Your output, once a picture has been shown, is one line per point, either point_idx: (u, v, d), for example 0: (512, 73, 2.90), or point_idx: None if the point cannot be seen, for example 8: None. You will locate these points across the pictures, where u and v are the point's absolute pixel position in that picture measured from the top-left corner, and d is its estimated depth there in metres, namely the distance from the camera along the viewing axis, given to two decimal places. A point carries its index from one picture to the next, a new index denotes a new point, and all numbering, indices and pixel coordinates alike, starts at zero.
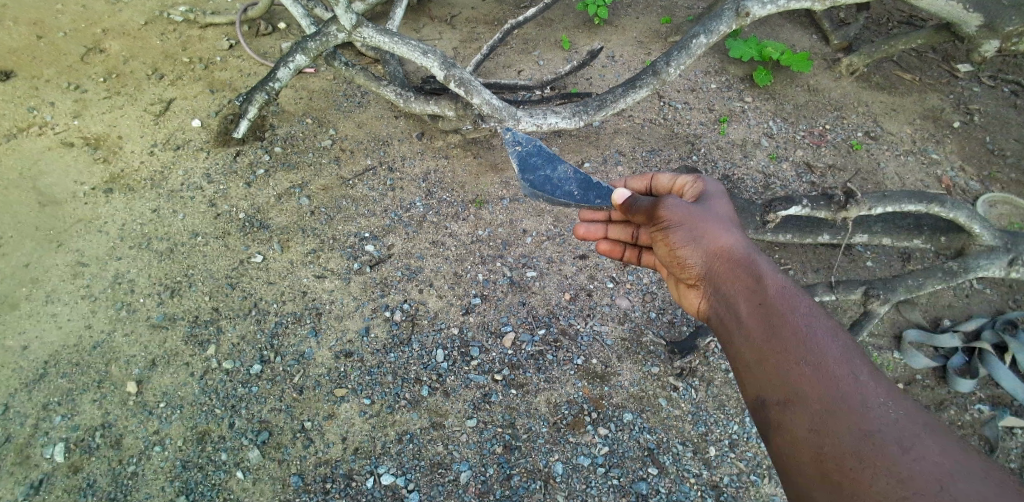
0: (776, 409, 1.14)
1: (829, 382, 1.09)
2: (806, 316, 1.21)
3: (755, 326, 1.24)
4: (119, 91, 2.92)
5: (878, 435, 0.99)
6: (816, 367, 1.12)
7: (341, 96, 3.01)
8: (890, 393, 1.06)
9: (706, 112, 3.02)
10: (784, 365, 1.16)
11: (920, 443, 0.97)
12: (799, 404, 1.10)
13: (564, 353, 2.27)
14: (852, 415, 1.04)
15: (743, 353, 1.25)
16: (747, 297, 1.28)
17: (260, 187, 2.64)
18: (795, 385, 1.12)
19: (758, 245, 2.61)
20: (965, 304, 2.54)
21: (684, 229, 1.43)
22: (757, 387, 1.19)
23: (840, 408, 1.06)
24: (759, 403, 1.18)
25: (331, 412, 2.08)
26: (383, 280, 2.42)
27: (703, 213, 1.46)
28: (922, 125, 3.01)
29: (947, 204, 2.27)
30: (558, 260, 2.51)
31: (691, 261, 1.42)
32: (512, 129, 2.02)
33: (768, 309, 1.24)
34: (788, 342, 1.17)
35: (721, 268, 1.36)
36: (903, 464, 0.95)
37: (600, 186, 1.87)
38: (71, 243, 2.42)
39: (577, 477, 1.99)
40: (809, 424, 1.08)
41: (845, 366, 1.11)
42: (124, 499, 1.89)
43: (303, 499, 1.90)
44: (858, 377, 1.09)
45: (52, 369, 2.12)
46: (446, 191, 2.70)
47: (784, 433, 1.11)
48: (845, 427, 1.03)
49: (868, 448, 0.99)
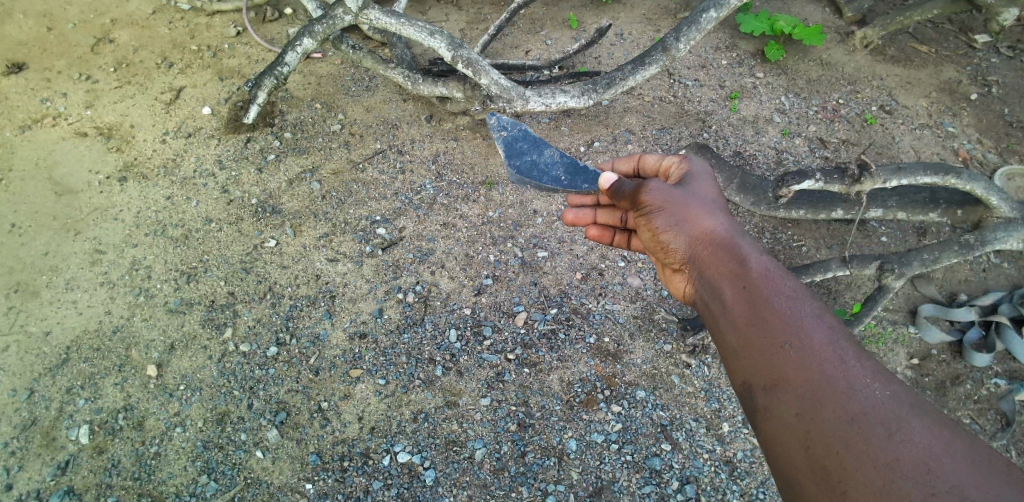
0: (763, 395, 1.11)
1: (814, 365, 1.05)
2: (790, 297, 1.17)
3: (741, 309, 1.21)
4: (130, 81, 2.94)
5: (864, 419, 0.95)
6: (799, 349, 1.08)
7: (350, 80, 3.01)
8: (877, 375, 1.01)
9: (717, 89, 2.98)
10: (769, 348, 1.12)
11: (908, 425, 0.92)
12: (787, 389, 1.07)
13: (577, 332, 2.28)
14: (838, 397, 0.99)
15: (730, 338, 1.22)
16: (729, 279, 1.26)
17: (272, 172, 2.66)
18: (781, 367, 1.09)
19: (770, 222, 2.59)
20: (982, 279, 2.52)
21: (666, 214, 1.43)
22: (744, 371, 1.16)
23: (825, 391, 1.01)
24: (746, 390, 1.15)
25: (346, 392, 2.12)
26: (395, 263, 2.43)
27: (686, 197, 1.44)
28: (938, 98, 2.96)
29: (963, 177, 2.22)
30: (569, 240, 2.51)
31: (675, 245, 1.41)
32: (497, 114, 2.00)
33: (750, 290, 1.21)
34: (773, 325, 1.14)
35: (703, 251, 1.35)
36: (889, 449, 0.90)
37: (588, 170, 1.85)
38: (88, 231, 2.46)
39: (591, 453, 2.01)
40: (796, 409, 1.04)
41: (831, 348, 1.06)
42: (147, 479, 1.94)
43: (321, 477, 1.94)
44: (845, 359, 1.04)
45: (74, 354, 2.17)
46: (456, 173, 2.70)
47: (772, 420, 1.07)
48: (832, 412, 0.98)
49: (853, 432, 0.95)
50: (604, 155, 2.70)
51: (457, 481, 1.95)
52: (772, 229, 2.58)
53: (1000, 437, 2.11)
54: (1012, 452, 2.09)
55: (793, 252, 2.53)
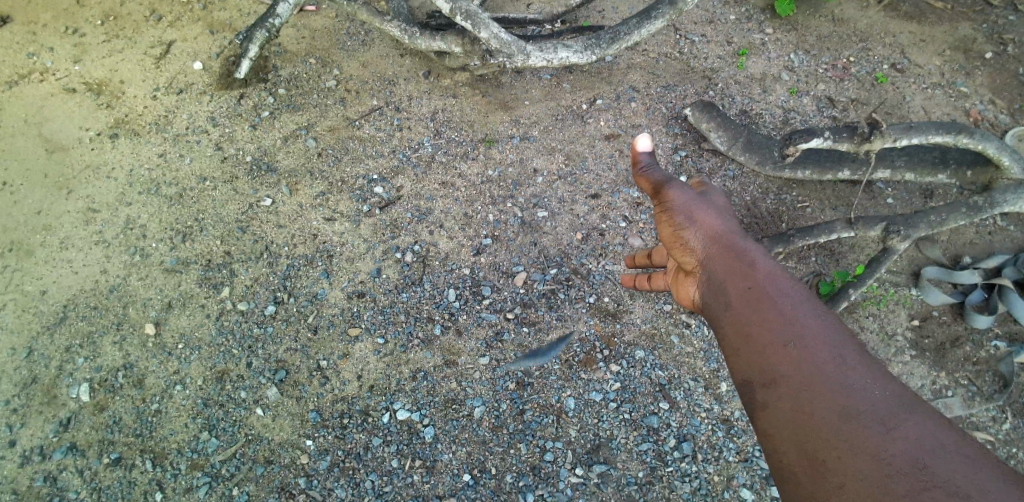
0: (760, 390, 1.07)
1: (814, 362, 1.02)
2: (794, 300, 1.14)
3: (744, 310, 1.17)
4: (118, 34, 2.80)
5: (862, 415, 0.92)
6: (801, 349, 1.05)
7: (345, 35, 2.84)
8: (875, 374, 0.99)
9: (724, 45, 2.88)
10: (771, 346, 1.09)
11: (902, 420, 0.90)
12: (784, 385, 1.03)
13: (576, 292, 2.27)
14: (835, 395, 0.97)
15: (730, 336, 1.18)
16: (737, 281, 1.22)
17: (266, 129, 2.58)
18: (780, 364, 1.06)
19: (775, 182, 2.54)
20: (988, 241, 2.49)
21: (682, 212, 1.40)
22: (742, 368, 1.12)
23: (824, 386, 0.99)
24: (744, 386, 1.11)
25: (346, 351, 2.12)
26: (393, 222, 2.39)
27: (704, 201, 1.42)
28: (951, 56, 2.88)
29: (976, 136, 2.19)
30: (570, 200, 2.46)
31: (688, 242, 1.38)
32: None
33: (755, 291, 1.18)
34: (776, 324, 1.11)
35: (714, 251, 1.31)
36: (883, 442, 0.88)
37: None
38: (81, 190, 2.40)
39: (589, 411, 2.05)
40: (794, 404, 1.00)
41: (830, 347, 1.04)
42: (149, 435, 1.96)
43: (321, 434, 1.97)
44: (844, 357, 1.02)
45: (71, 312, 2.16)
46: (455, 130, 2.62)
47: (769, 417, 1.03)
48: (831, 408, 0.96)
49: (851, 427, 0.92)
50: (606, 115, 2.66)
51: (456, 438, 1.98)
52: (777, 190, 2.53)
53: (997, 398, 2.13)
54: (1007, 414, 2.12)
55: (797, 214, 2.49)
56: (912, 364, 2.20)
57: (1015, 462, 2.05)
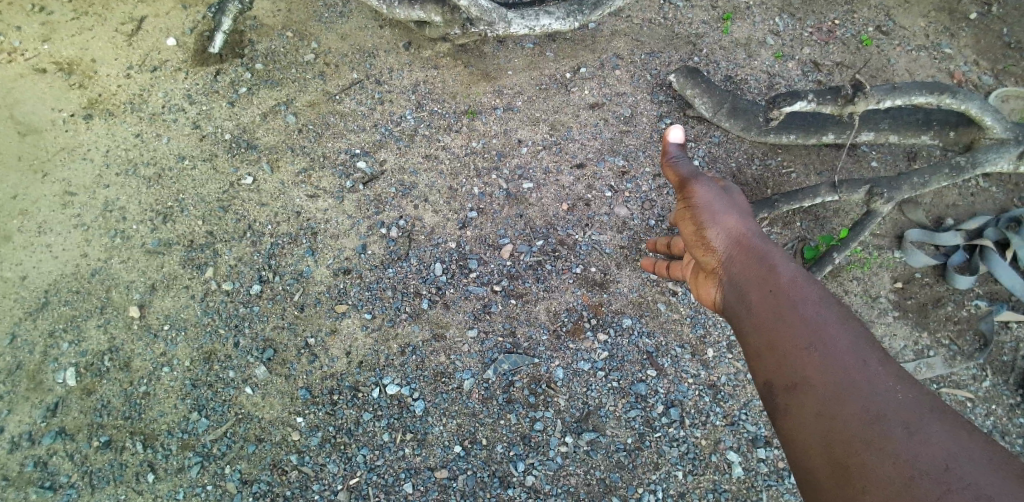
0: (781, 395, 1.00)
1: (837, 367, 0.94)
2: (815, 303, 1.06)
3: (766, 313, 1.10)
4: (87, 11, 2.67)
5: (886, 421, 0.85)
6: (822, 352, 0.97)
7: (322, 6, 2.75)
8: (901, 380, 0.90)
9: (709, 10, 2.83)
10: (793, 350, 1.01)
11: (927, 426, 0.83)
12: (805, 389, 0.96)
13: (563, 263, 2.27)
14: (858, 399, 0.89)
15: (752, 341, 1.11)
16: (758, 284, 1.16)
17: (244, 105, 2.51)
18: (800, 367, 0.98)
19: (761, 147, 2.53)
20: (970, 202, 2.51)
21: (705, 210, 1.37)
22: (764, 372, 1.05)
23: (846, 392, 0.91)
24: (766, 391, 1.04)
25: (333, 328, 2.11)
26: (377, 198, 2.36)
27: (730, 201, 1.38)
28: (936, 17, 2.86)
29: (959, 96, 2.19)
30: (556, 171, 2.44)
31: (710, 242, 1.34)
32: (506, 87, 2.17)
33: (777, 295, 1.11)
34: (797, 328, 1.03)
35: (735, 251, 1.26)
36: (908, 449, 0.81)
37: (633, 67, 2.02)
38: (57, 173, 2.34)
39: (578, 381, 2.06)
40: (815, 410, 0.92)
41: (854, 354, 0.96)
42: (139, 417, 1.95)
43: (312, 411, 1.97)
44: (867, 363, 0.94)
45: (54, 297, 2.12)
46: (437, 102, 2.57)
47: (790, 421, 0.96)
48: (854, 413, 0.88)
49: (873, 432, 0.84)
50: (590, 83, 2.63)
51: (446, 410, 1.99)
52: (762, 156, 2.52)
53: (978, 356, 2.18)
54: (987, 372, 2.17)
55: (782, 179, 2.49)
56: (895, 325, 2.23)
57: (993, 418, 2.11)
